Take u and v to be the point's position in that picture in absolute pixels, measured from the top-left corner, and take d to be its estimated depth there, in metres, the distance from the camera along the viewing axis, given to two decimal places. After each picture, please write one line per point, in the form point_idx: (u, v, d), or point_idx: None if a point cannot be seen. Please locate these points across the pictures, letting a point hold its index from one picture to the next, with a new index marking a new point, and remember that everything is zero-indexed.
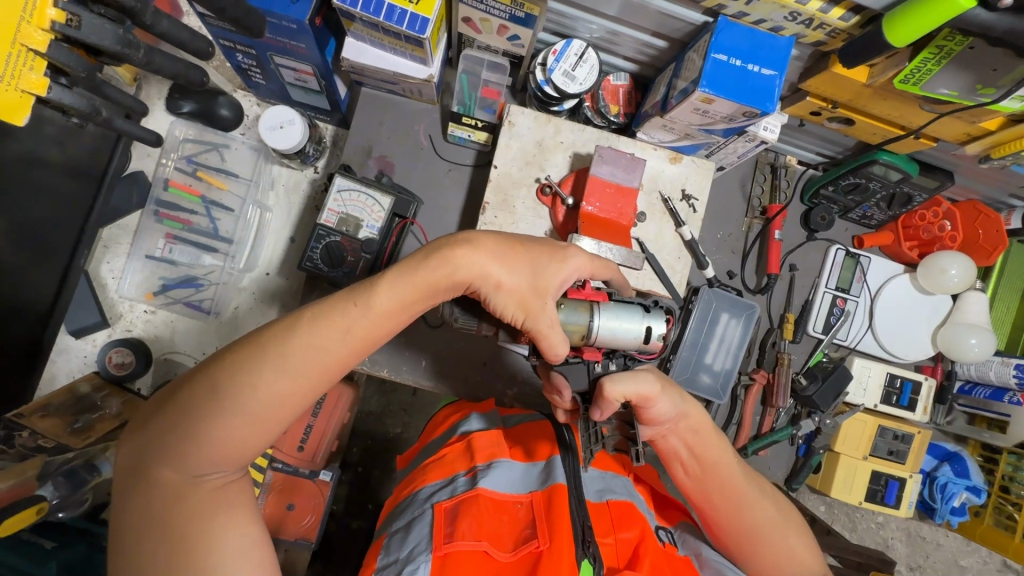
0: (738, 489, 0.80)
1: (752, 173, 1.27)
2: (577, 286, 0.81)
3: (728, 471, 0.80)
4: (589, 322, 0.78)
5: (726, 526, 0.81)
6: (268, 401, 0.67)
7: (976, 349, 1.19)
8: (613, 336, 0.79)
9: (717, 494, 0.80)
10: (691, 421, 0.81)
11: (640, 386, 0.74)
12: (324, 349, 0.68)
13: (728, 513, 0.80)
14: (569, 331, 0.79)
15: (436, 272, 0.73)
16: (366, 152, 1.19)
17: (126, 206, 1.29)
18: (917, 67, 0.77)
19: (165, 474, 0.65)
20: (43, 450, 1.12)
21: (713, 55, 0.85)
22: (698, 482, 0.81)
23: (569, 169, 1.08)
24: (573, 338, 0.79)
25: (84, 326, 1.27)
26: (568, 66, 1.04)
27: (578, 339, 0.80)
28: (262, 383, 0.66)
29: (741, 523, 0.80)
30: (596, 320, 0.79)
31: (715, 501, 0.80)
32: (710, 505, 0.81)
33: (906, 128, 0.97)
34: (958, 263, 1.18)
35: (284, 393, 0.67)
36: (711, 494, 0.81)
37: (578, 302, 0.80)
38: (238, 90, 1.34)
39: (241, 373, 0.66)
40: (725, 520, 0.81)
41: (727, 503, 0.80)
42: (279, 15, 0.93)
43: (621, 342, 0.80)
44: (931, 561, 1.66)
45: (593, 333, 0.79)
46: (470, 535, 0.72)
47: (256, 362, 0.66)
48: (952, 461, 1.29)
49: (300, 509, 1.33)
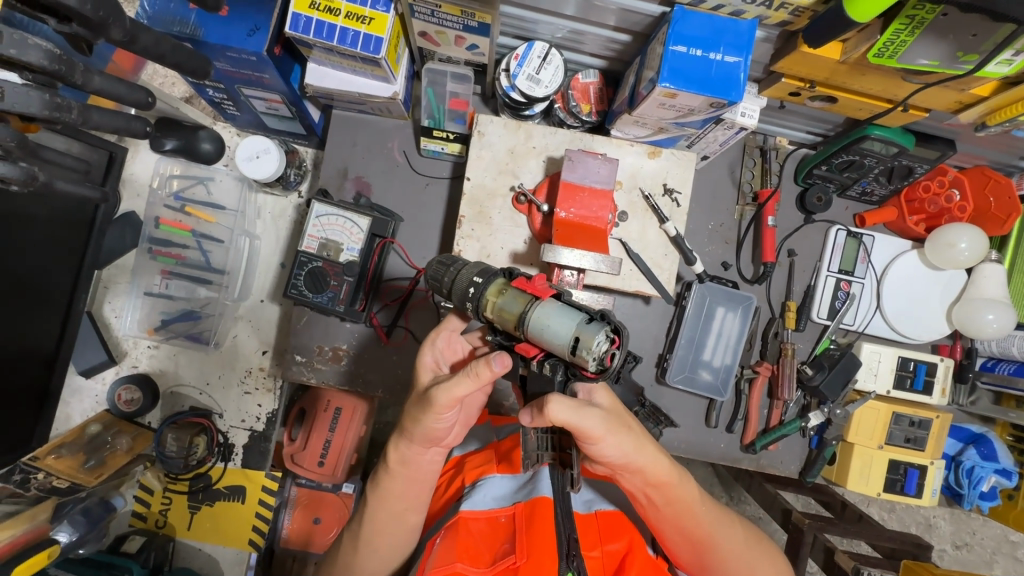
0: (700, 526, 0.82)
1: (740, 158, 1.22)
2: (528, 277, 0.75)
3: (690, 515, 0.81)
4: (522, 312, 0.73)
5: (690, 559, 0.84)
6: (377, 560, 0.87)
7: (995, 326, 1.11)
8: (541, 333, 0.71)
9: (680, 535, 0.82)
10: (648, 474, 0.78)
11: (581, 421, 0.69)
12: (378, 515, 0.84)
13: (692, 549, 0.83)
14: (504, 319, 0.75)
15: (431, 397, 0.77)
16: (343, 173, 1.19)
17: (120, 246, 1.32)
18: (890, 40, 0.73)
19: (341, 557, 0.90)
20: (57, 490, 1.18)
21: (672, 47, 0.83)
22: (661, 522, 0.82)
23: (544, 174, 1.05)
24: (507, 326, 0.75)
25: (92, 365, 1.32)
26: (532, 70, 1.01)
27: (512, 329, 0.75)
28: (366, 562, 0.87)
29: (704, 558, 0.83)
30: (530, 311, 0.72)
31: (679, 540, 0.83)
32: (674, 542, 0.83)
33: (893, 101, 0.93)
34: (967, 235, 1.09)
35: (379, 551, 0.86)
36: (675, 535, 0.82)
37: (521, 292, 0.75)
38: (217, 123, 1.36)
39: (346, 554, 0.88)
40: (689, 552, 0.84)
41: (691, 541, 0.82)
42: (236, 49, 0.93)
43: (550, 343, 0.70)
44: (978, 538, 1.58)
45: (523, 326, 0.73)
46: (447, 559, 0.73)
47: (352, 551, 0.87)
48: (978, 443, 1.24)
49: (326, 522, 1.37)
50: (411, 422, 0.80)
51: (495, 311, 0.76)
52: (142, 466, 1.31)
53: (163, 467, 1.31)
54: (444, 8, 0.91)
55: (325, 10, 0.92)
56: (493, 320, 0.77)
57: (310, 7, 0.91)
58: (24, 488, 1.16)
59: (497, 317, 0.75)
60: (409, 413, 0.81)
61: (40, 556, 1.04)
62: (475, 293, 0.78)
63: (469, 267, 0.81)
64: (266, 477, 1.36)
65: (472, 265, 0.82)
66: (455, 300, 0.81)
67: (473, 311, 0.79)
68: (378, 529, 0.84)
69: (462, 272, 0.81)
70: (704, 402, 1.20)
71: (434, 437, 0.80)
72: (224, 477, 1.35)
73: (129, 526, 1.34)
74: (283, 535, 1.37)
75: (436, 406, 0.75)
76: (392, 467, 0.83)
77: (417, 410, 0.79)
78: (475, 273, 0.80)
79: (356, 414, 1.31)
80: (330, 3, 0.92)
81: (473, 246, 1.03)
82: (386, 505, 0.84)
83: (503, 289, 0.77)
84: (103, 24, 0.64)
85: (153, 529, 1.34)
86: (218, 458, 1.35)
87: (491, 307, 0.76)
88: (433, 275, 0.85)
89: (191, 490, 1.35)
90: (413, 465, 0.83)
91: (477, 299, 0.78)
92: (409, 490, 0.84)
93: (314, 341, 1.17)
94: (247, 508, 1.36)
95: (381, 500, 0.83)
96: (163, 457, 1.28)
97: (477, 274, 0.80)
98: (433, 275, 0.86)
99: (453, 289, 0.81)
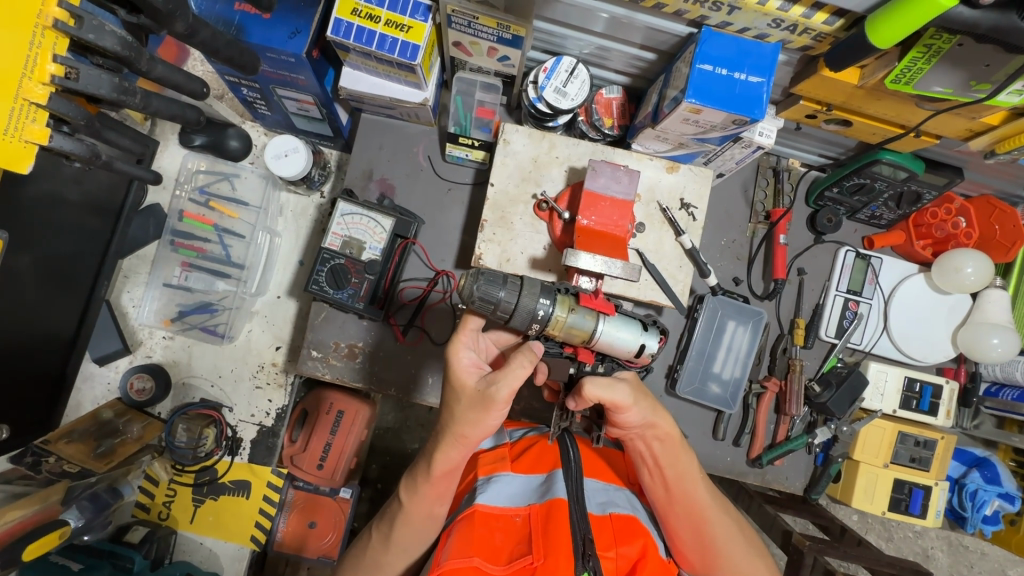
0: (701, 500, 0.85)
1: (754, 177, 1.26)
2: (589, 295, 0.85)
3: (691, 482, 0.85)
4: (594, 328, 0.82)
5: (688, 537, 0.86)
6: (403, 558, 0.87)
7: (999, 350, 1.14)
8: (611, 343, 0.84)
9: (681, 505, 0.85)
10: (659, 432, 0.85)
11: (614, 396, 0.79)
12: (411, 508, 0.83)
13: (690, 525, 0.85)
14: (574, 334, 0.83)
15: (486, 400, 0.77)
16: (368, 175, 1.22)
17: (144, 237, 1.34)
18: (907, 67, 0.78)
19: (352, 552, 0.90)
20: (67, 474, 1.18)
21: (699, 65, 0.87)
22: (663, 489, 0.86)
23: (566, 184, 1.07)
24: (574, 339, 0.84)
25: (107, 353, 1.33)
26: (559, 83, 1.05)
27: (580, 341, 0.84)
28: (390, 557, 0.86)
29: (705, 539, 0.85)
30: (601, 327, 0.83)
31: (680, 518, 0.85)
32: (676, 516, 0.85)
33: (906, 126, 0.97)
34: (973, 260, 1.13)
35: (410, 549, 0.87)
36: (676, 504, 0.85)
37: (589, 310, 0.83)
38: (246, 121, 1.40)
39: (370, 553, 0.87)
40: (690, 535, 0.85)
41: (691, 514, 0.85)
42: (277, 50, 0.97)
43: (615, 349, 0.85)
44: (976, 571, 1.58)
45: (595, 339, 0.83)
46: (465, 551, 0.74)
47: (382, 544, 0.86)
48: (981, 467, 1.27)
49: (323, 527, 1.36)
50: (460, 422, 0.80)
51: (565, 328, 0.82)
52: (149, 457, 1.31)
53: (172, 457, 1.32)
54: (481, 20, 0.95)
55: (366, 17, 0.96)
56: (558, 336, 0.83)
57: (352, 13, 0.95)
58: (35, 471, 1.17)
59: (567, 333, 0.83)
60: (462, 414, 0.79)
61: (52, 536, 1.06)
62: (546, 313, 0.80)
63: (529, 285, 0.80)
64: (271, 473, 1.35)
65: (531, 283, 0.81)
66: (518, 321, 0.80)
67: (537, 330, 0.82)
68: (405, 543, 0.86)
69: (525, 291, 0.80)
70: (712, 414, 1.22)
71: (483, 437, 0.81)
72: (230, 471, 1.35)
73: (131, 516, 1.33)
74: (278, 538, 1.35)
75: (497, 403, 0.77)
76: (435, 476, 0.82)
77: (474, 411, 0.79)
78: (538, 293, 0.81)
79: (359, 418, 1.33)
80: (371, 10, 0.96)
81: (494, 250, 1.05)
82: (410, 502, 0.83)
83: (573, 306, 0.82)
84: (169, 15, 0.73)
85: (156, 521, 1.33)
86: (225, 451, 1.35)
87: (562, 324, 0.82)
88: (486, 293, 0.78)
89: (197, 482, 1.34)
90: (453, 458, 0.82)
91: (547, 320, 0.81)
92: (439, 486, 0.83)
93: (331, 337, 1.18)
94: (251, 504, 1.35)
95: (416, 501, 0.83)
96: (173, 446, 1.30)
97: (541, 295, 0.81)
98: (484, 294, 0.78)
99: (517, 308, 0.79)
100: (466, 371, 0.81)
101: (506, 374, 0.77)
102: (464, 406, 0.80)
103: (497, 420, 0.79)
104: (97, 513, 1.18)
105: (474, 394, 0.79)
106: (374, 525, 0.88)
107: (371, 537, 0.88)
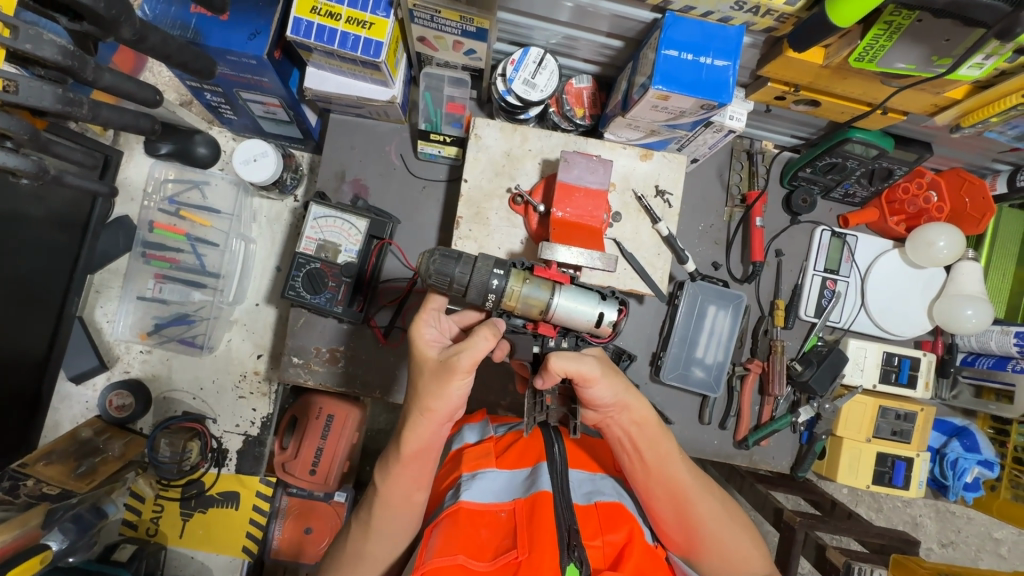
0: (682, 484, 0.86)
1: (728, 161, 1.26)
2: (543, 266, 0.86)
3: (671, 464, 0.86)
4: (549, 299, 0.83)
5: (672, 520, 0.87)
6: (390, 559, 0.87)
7: (973, 321, 1.15)
8: (568, 314, 0.84)
9: (662, 488, 0.86)
10: (634, 413, 0.87)
11: (581, 367, 0.80)
12: (394, 509, 0.84)
13: (672, 506, 0.86)
14: (530, 305, 0.83)
15: (447, 372, 0.80)
16: (341, 176, 1.20)
17: (113, 250, 1.33)
18: (870, 44, 0.78)
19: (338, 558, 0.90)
20: (46, 496, 1.15)
21: (664, 51, 0.86)
22: (643, 473, 0.87)
23: (540, 176, 1.06)
24: (531, 311, 0.84)
25: (84, 370, 1.31)
26: (528, 75, 1.04)
27: (538, 313, 0.84)
28: (379, 560, 0.86)
29: (688, 520, 0.86)
30: (557, 297, 0.83)
31: (662, 500, 0.86)
32: (658, 499, 0.86)
33: (872, 104, 0.98)
34: (945, 234, 1.14)
35: (396, 549, 0.86)
36: (656, 487, 0.86)
37: (543, 281, 0.84)
38: (213, 127, 1.37)
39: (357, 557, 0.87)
40: (673, 517, 0.86)
41: (672, 496, 0.86)
42: (237, 53, 0.94)
43: (574, 321, 0.85)
44: (963, 536, 1.62)
45: (550, 310, 0.84)
46: (448, 549, 0.74)
47: (365, 547, 0.86)
48: (961, 436, 1.30)
49: (318, 531, 1.33)
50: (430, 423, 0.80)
51: (521, 299, 0.83)
52: (134, 473, 1.29)
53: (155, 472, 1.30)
54: (444, 13, 0.93)
55: (326, 15, 0.94)
56: (514, 307, 0.84)
57: (311, 12, 0.93)
58: (13, 496, 1.13)
59: (524, 304, 0.84)
60: (425, 387, 0.82)
61: (31, 561, 1.01)
62: (499, 286, 0.82)
63: (482, 259, 0.83)
64: (260, 482, 1.35)
65: (485, 256, 0.83)
66: (472, 294, 0.83)
67: (494, 302, 0.84)
68: (390, 543, 0.85)
69: (478, 266, 0.82)
70: (697, 400, 1.23)
71: (451, 410, 0.82)
72: (217, 484, 1.34)
73: (119, 535, 1.32)
74: (274, 546, 1.33)
75: (460, 370, 0.79)
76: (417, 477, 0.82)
77: (437, 381, 0.81)
78: (492, 266, 0.83)
79: (349, 421, 1.29)
80: (331, 8, 0.94)
81: (471, 247, 1.04)
82: (396, 502, 0.84)
83: (526, 277, 0.84)
84: (114, 22, 0.71)
85: (144, 537, 1.32)
86: (210, 464, 1.35)
87: (517, 295, 0.83)
88: (440, 269, 0.82)
89: (184, 496, 1.33)
90: (431, 459, 0.83)
91: (501, 291, 0.83)
92: (420, 479, 0.84)
93: (311, 342, 1.16)
94: (240, 515, 1.34)
95: (400, 503, 0.84)
96: (157, 462, 1.27)
97: (495, 267, 0.83)
98: (439, 270, 0.82)
99: (471, 283, 0.82)
100: (428, 345, 0.85)
101: (469, 344, 0.80)
102: (427, 375, 0.82)
103: (460, 390, 0.81)
104: (80, 534, 1.18)
105: (436, 365, 0.82)
106: (356, 515, 0.88)
107: (350, 536, 0.87)
